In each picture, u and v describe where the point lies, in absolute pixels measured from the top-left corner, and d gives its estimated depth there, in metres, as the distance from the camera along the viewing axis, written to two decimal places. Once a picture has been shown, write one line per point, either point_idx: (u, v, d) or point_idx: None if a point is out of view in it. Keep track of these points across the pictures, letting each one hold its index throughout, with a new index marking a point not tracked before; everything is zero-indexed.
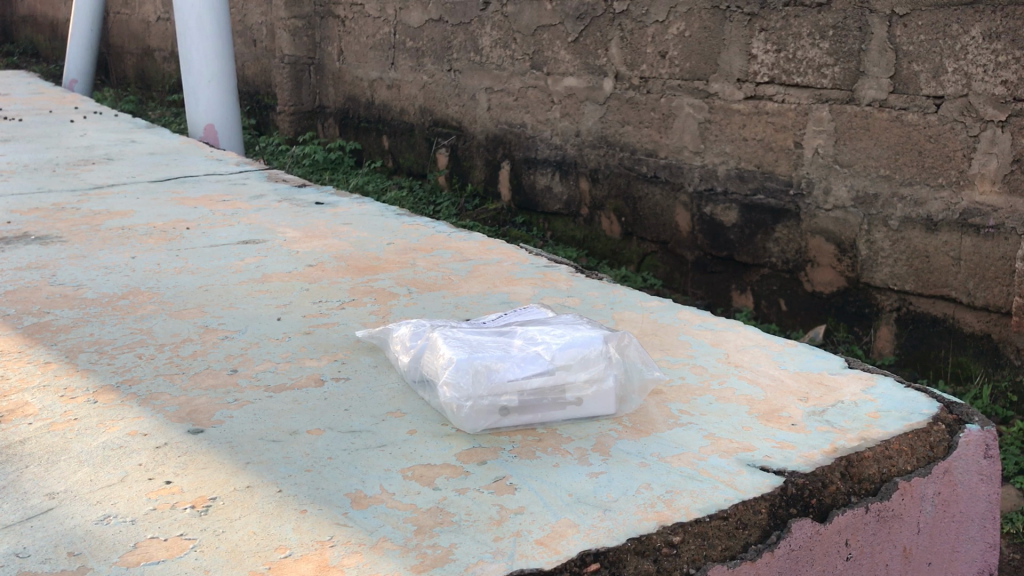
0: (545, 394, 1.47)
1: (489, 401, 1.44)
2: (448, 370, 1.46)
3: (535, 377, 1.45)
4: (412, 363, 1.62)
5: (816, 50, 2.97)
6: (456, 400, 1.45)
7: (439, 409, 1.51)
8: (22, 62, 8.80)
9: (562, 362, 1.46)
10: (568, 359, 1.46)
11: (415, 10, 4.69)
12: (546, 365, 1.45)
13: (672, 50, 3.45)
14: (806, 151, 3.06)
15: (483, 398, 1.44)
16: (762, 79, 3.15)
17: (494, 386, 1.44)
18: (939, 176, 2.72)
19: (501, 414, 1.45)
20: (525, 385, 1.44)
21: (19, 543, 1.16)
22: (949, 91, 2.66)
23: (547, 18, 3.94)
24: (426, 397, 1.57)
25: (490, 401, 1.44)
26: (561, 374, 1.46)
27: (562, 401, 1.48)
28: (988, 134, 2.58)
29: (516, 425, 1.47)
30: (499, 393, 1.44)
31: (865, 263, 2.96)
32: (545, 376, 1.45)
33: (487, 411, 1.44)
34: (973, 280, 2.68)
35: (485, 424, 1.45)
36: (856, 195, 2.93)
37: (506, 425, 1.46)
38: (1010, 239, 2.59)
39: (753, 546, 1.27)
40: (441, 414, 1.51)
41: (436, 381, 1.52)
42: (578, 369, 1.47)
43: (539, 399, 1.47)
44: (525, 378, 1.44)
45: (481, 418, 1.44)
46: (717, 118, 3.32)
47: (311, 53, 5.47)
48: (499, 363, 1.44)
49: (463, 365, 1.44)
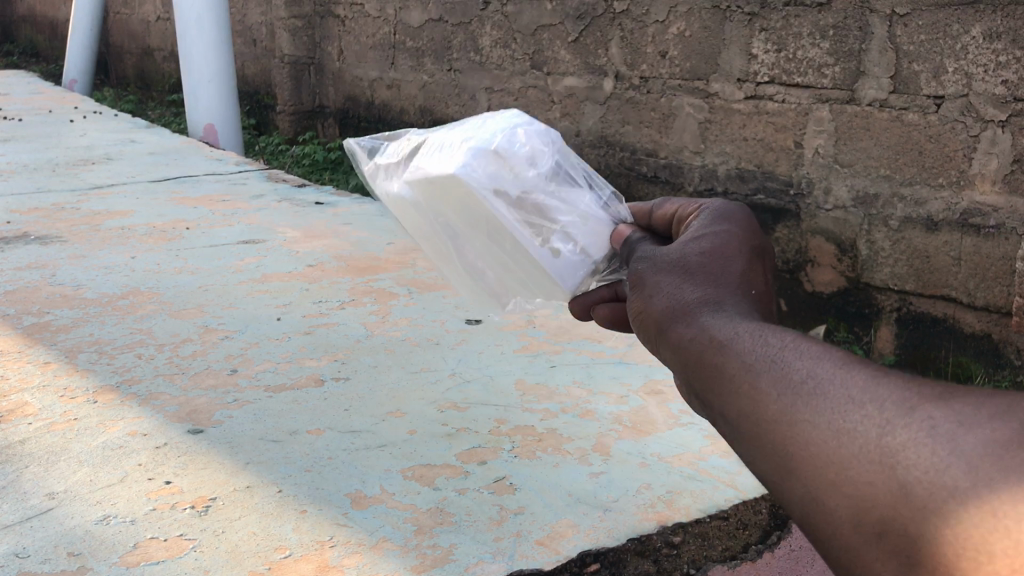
0: (535, 217, 1.09)
1: (487, 177, 1.05)
2: (472, 129, 1.09)
3: (551, 196, 1.08)
4: (409, 133, 1.17)
5: (816, 50, 2.68)
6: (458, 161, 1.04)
7: (417, 173, 1.09)
8: (23, 62, 8.74)
9: (582, 208, 1.09)
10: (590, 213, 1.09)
11: (416, 10, 4.47)
12: (570, 198, 1.09)
13: (673, 50, 3.12)
14: (806, 151, 2.76)
15: (484, 170, 1.05)
16: (762, 79, 2.85)
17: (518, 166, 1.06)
18: (939, 176, 2.44)
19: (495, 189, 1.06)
20: (533, 190, 1.08)
21: (18, 544, 1.15)
22: (950, 91, 2.39)
23: (547, 18, 3.63)
24: (389, 189, 1.16)
25: (489, 177, 1.05)
26: (567, 214, 1.09)
27: (539, 241, 1.09)
28: (988, 134, 2.32)
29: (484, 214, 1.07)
30: (504, 172, 1.06)
31: (865, 263, 2.65)
32: (561, 203, 1.09)
33: (475, 183, 1.05)
34: (973, 280, 2.41)
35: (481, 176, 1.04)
36: (856, 196, 2.63)
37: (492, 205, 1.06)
38: (1011, 239, 2.32)
39: (753, 546, 1.25)
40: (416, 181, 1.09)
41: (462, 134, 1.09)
42: (583, 228, 1.09)
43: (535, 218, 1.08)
44: (543, 186, 1.08)
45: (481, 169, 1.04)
46: (717, 118, 3.00)
47: (311, 53, 5.26)
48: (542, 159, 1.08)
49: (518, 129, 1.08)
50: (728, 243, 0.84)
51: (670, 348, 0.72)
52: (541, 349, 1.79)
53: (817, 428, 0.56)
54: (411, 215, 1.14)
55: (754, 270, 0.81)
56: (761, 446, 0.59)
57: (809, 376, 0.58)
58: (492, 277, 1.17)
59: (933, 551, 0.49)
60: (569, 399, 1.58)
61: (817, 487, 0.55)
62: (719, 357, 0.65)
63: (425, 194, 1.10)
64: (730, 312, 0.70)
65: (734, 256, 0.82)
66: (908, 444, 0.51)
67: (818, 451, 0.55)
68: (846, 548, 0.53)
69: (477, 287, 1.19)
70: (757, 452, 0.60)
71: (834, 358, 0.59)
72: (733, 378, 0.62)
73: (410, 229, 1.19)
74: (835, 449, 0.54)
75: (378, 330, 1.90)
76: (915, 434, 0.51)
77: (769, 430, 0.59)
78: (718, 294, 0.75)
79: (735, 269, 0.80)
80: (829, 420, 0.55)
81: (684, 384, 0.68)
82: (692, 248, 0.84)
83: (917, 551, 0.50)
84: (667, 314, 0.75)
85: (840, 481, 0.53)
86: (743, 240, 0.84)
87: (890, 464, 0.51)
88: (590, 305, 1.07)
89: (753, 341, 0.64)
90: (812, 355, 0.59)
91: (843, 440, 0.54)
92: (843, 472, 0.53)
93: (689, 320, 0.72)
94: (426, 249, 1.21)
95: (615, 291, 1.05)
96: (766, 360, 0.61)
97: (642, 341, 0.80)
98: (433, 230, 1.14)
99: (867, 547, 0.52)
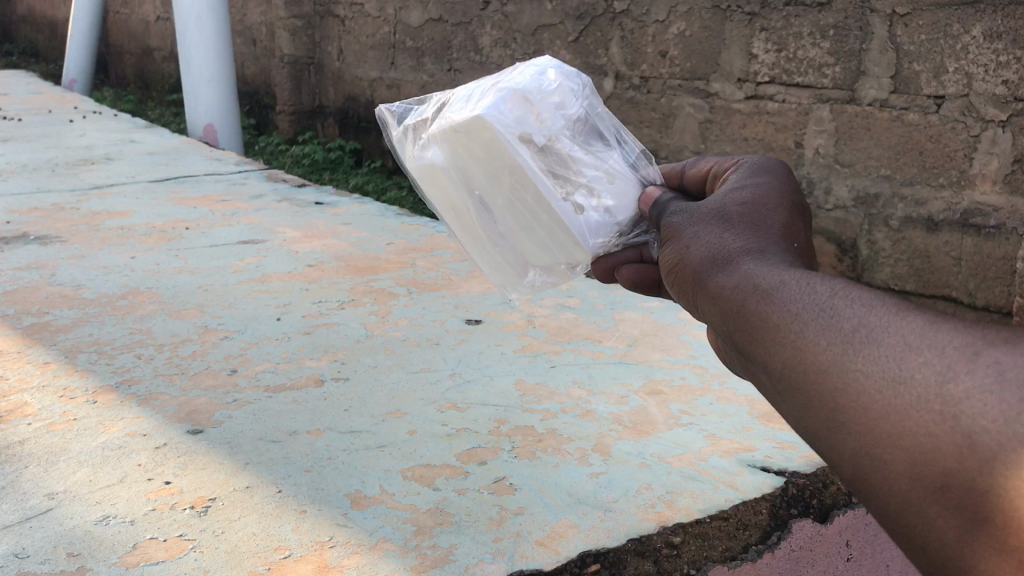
0: (559, 168, 1.08)
1: (515, 123, 1.04)
2: (499, 79, 1.09)
3: (577, 148, 1.09)
4: (434, 99, 1.17)
5: (816, 50, 2.62)
6: (485, 104, 1.03)
7: (442, 125, 1.07)
8: (23, 62, 8.70)
9: (608, 164, 1.09)
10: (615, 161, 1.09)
11: (416, 10, 4.30)
12: (597, 154, 1.10)
13: (673, 50, 3.03)
14: (806, 151, 2.70)
15: (511, 114, 1.04)
16: (762, 79, 2.78)
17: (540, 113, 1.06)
18: (940, 176, 2.42)
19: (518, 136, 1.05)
20: (560, 140, 1.07)
21: (18, 544, 1.15)
22: (950, 91, 2.36)
23: (546, 18, 3.48)
24: (415, 152, 1.14)
25: (516, 121, 1.04)
26: (593, 168, 1.08)
27: (563, 193, 1.08)
28: (988, 134, 2.30)
29: (508, 163, 1.06)
30: (531, 119, 1.06)
31: (866, 263, 2.62)
32: (587, 156, 1.09)
33: (502, 127, 1.03)
34: (973, 280, 2.38)
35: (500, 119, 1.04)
36: (856, 196, 2.60)
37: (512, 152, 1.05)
38: (1011, 238, 2.30)
39: (753, 546, 1.26)
40: (442, 133, 1.07)
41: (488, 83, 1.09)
42: (607, 185, 1.08)
43: (557, 166, 1.08)
44: (569, 138, 1.08)
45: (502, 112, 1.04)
46: (717, 117, 2.92)
47: (311, 53, 5.05)
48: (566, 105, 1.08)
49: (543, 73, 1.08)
50: (767, 195, 0.81)
51: (708, 299, 0.70)
52: (541, 349, 1.79)
53: (869, 377, 0.54)
54: (433, 178, 1.12)
55: (795, 222, 0.79)
56: (805, 397, 0.57)
57: (862, 324, 0.56)
58: (513, 242, 1.15)
59: (995, 505, 0.48)
60: (570, 399, 1.57)
61: (872, 441, 0.53)
62: (761, 300, 0.63)
63: (450, 148, 1.07)
64: (774, 260, 0.68)
65: (772, 206, 0.79)
66: (973, 394, 0.49)
67: (871, 401, 0.53)
68: (903, 500, 0.53)
69: (498, 253, 1.17)
70: (803, 405, 0.58)
71: (887, 304, 0.56)
72: (778, 327, 0.60)
73: (436, 203, 1.18)
74: (889, 401, 0.53)
75: (378, 330, 1.89)
76: (981, 381, 0.49)
77: (819, 378, 0.56)
78: (760, 241, 0.72)
79: (777, 220, 0.77)
80: (884, 369, 0.53)
81: (723, 335, 0.67)
82: (727, 195, 0.81)
83: (975, 506, 0.49)
84: (706, 264, 0.73)
85: (898, 435, 0.52)
86: (782, 192, 0.82)
87: (951, 414, 0.50)
88: (614, 266, 1.08)
89: (798, 288, 0.61)
90: (866, 303, 0.57)
91: (900, 390, 0.52)
92: (901, 422, 0.52)
93: (728, 267, 0.70)
94: (446, 218, 1.18)
95: (641, 253, 1.06)
96: (813, 308, 0.59)
97: (675, 292, 0.78)
98: (457, 193, 1.12)
99: (925, 501, 0.52)
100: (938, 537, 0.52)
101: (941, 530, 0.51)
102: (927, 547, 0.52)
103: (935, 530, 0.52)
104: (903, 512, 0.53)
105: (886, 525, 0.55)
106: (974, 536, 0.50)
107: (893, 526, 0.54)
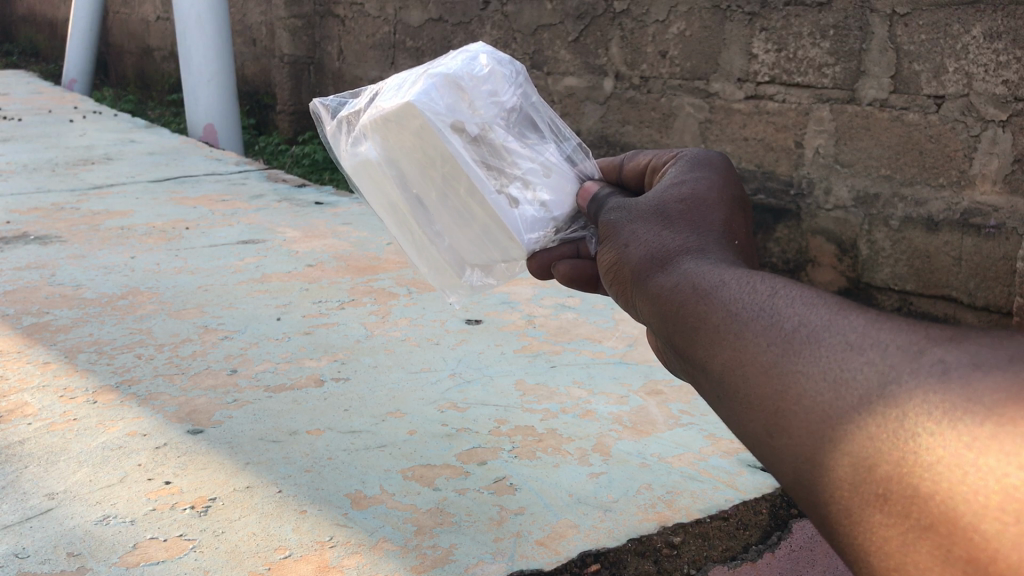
0: (493, 160, 1.05)
1: (446, 110, 1.01)
2: (429, 66, 1.06)
3: (511, 139, 1.06)
4: (365, 90, 1.13)
5: (816, 50, 2.54)
6: (414, 91, 1.00)
7: (372, 114, 1.03)
8: (23, 62, 8.63)
9: (544, 157, 1.07)
10: (551, 159, 1.07)
11: (416, 9, 4.19)
12: (532, 147, 1.08)
13: (673, 49, 2.94)
14: (806, 151, 2.63)
15: (443, 102, 1.01)
16: (762, 79, 2.70)
17: (474, 101, 1.04)
18: (939, 176, 2.34)
19: (452, 124, 1.02)
20: (494, 130, 1.05)
21: (18, 544, 1.15)
22: (950, 91, 2.28)
23: (547, 17, 3.38)
24: (347, 143, 1.10)
25: (448, 109, 1.01)
26: (528, 161, 1.06)
27: (497, 185, 1.05)
28: (988, 134, 2.23)
29: (441, 153, 1.02)
30: (464, 108, 1.03)
31: (866, 263, 2.53)
32: (521, 148, 1.06)
33: (432, 114, 1.00)
34: (973, 280, 2.30)
35: (434, 102, 1.01)
36: (857, 196, 2.52)
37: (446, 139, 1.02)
38: (1012, 239, 2.23)
39: (753, 546, 1.24)
40: (371, 123, 1.03)
41: (422, 71, 1.06)
42: (544, 179, 1.06)
43: (492, 159, 1.05)
44: (502, 128, 1.06)
45: (436, 98, 1.01)
46: (717, 117, 2.84)
47: (311, 53, 4.94)
48: (501, 96, 1.06)
49: (478, 59, 1.06)
50: (706, 194, 0.80)
51: (651, 301, 0.68)
52: (540, 349, 1.79)
53: (811, 378, 0.51)
54: (364, 171, 1.08)
55: (734, 221, 0.79)
56: (746, 400, 0.54)
57: (804, 324, 0.53)
58: (447, 241, 1.11)
59: (937, 511, 0.43)
60: (569, 399, 1.57)
61: (814, 446, 0.50)
62: (698, 299, 0.61)
63: (381, 139, 1.04)
64: (713, 261, 0.67)
65: (716, 209, 0.79)
66: (915, 394, 0.46)
67: (813, 404, 0.50)
68: (842, 508, 0.48)
69: (433, 253, 1.12)
70: (744, 411, 0.55)
71: (827, 303, 0.54)
72: (717, 329, 0.58)
73: (372, 201, 1.13)
74: (830, 403, 0.49)
75: (378, 330, 1.89)
76: (925, 380, 0.46)
77: (758, 385, 0.53)
78: (702, 242, 0.71)
79: (714, 220, 0.77)
80: (825, 370, 0.50)
81: (666, 337, 0.64)
82: (673, 197, 0.81)
83: (917, 512, 0.44)
84: (648, 266, 0.72)
85: (839, 439, 0.48)
86: (724, 190, 0.82)
87: (893, 414, 0.46)
88: (550, 262, 1.05)
89: (739, 287, 0.59)
90: (803, 302, 0.55)
91: (842, 391, 0.49)
92: (841, 425, 0.48)
93: (669, 270, 0.68)
94: (380, 215, 1.13)
95: (576, 248, 1.04)
96: (753, 308, 0.56)
97: (620, 295, 0.77)
98: (389, 187, 1.08)
99: (865, 509, 0.46)
100: (880, 549, 0.46)
101: (883, 540, 0.46)
102: (869, 560, 0.47)
103: (876, 541, 0.46)
104: (845, 522, 0.48)
105: (828, 538, 0.50)
106: (917, 548, 0.44)
107: (835, 540, 0.49)
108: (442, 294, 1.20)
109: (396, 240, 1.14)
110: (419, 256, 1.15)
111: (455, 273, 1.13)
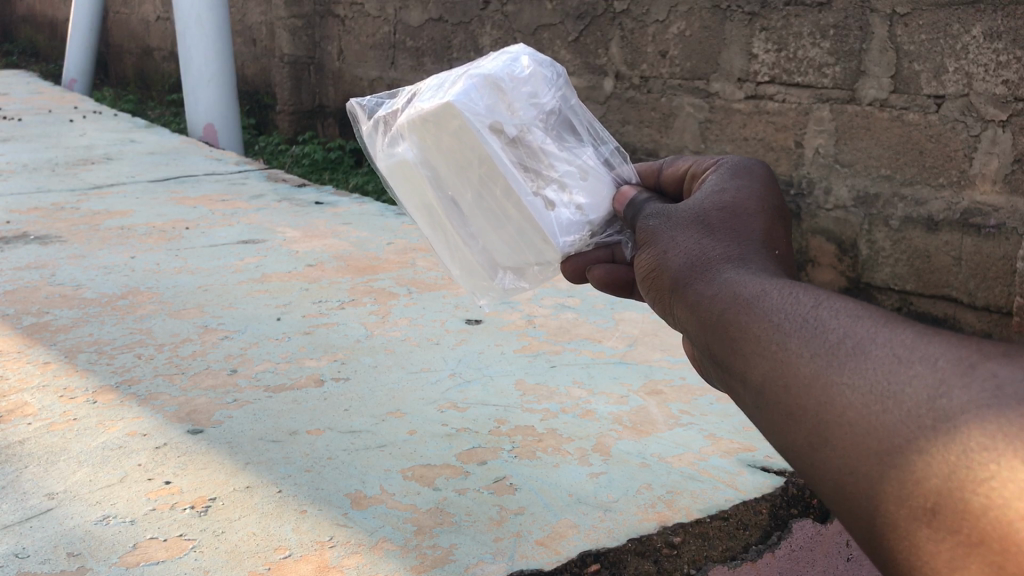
0: (530, 162, 1.05)
1: (485, 111, 1.02)
2: (470, 67, 1.06)
3: (549, 141, 1.06)
4: (404, 92, 1.13)
5: (816, 50, 2.54)
6: (454, 91, 1.01)
7: (410, 114, 1.03)
8: (23, 62, 8.63)
9: (582, 160, 1.07)
10: (590, 160, 1.07)
11: (416, 9, 4.19)
12: (570, 149, 1.07)
13: (673, 49, 2.94)
14: (806, 151, 2.63)
15: (481, 102, 1.02)
16: (762, 79, 2.70)
17: (513, 102, 1.04)
18: (939, 176, 2.34)
19: (491, 123, 1.02)
20: (532, 132, 1.05)
21: (18, 544, 1.15)
22: (950, 91, 2.28)
23: (547, 17, 3.38)
24: (383, 143, 1.10)
25: (486, 110, 1.02)
26: (565, 163, 1.06)
27: (533, 187, 1.05)
28: (988, 134, 2.23)
29: (478, 153, 1.02)
30: (502, 109, 1.04)
31: (866, 263, 2.53)
32: (559, 151, 1.06)
33: (471, 115, 1.01)
34: (973, 280, 2.30)
35: (474, 101, 1.01)
36: (857, 195, 2.52)
37: (485, 138, 1.02)
38: (1011, 239, 2.22)
39: (753, 546, 1.24)
40: (409, 123, 1.03)
41: (463, 73, 1.07)
42: (580, 181, 1.06)
43: (530, 160, 1.05)
44: (540, 130, 1.06)
45: (475, 97, 1.02)
46: (717, 117, 2.84)
47: (311, 53, 4.93)
48: (541, 97, 1.06)
49: (518, 61, 1.07)
50: (745, 203, 0.80)
51: (688, 309, 0.68)
52: (541, 349, 1.79)
53: (856, 391, 0.50)
54: (399, 173, 1.08)
55: (773, 232, 0.78)
56: (787, 412, 0.55)
57: (849, 336, 0.53)
58: (481, 243, 1.10)
59: (992, 530, 0.43)
60: (570, 399, 1.57)
61: (858, 459, 0.50)
62: (739, 310, 0.61)
63: (418, 140, 1.04)
64: (753, 271, 0.66)
65: (756, 219, 0.78)
66: (968, 409, 0.46)
67: (857, 416, 0.50)
68: (889, 522, 0.48)
69: (467, 255, 1.12)
70: (785, 422, 0.55)
71: (873, 317, 0.54)
72: (760, 339, 0.58)
73: (407, 204, 1.13)
74: (876, 416, 0.49)
75: (378, 330, 1.89)
76: (977, 396, 0.46)
77: (802, 398, 0.53)
78: (743, 253, 0.71)
79: (754, 231, 0.76)
80: (871, 382, 0.50)
81: (704, 346, 0.64)
82: (709, 205, 0.80)
83: (968, 528, 0.44)
84: (687, 273, 0.71)
85: (887, 453, 0.48)
86: (762, 200, 0.81)
87: (944, 429, 0.46)
88: (584, 266, 1.05)
89: (781, 298, 0.59)
90: (849, 315, 0.54)
91: (889, 405, 0.49)
92: (890, 440, 0.48)
93: (708, 280, 0.68)
94: (414, 216, 1.13)
95: (612, 252, 1.03)
96: (796, 320, 0.56)
97: (656, 302, 0.77)
98: (424, 188, 1.08)
99: (915, 524, 0.47)
100: (928, 563, 0.46)
101: (932, 555, 0.46)
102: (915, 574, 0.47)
103: (925, 556, 0.46)
104: (892, 537, 0.48)
105: (873, 553, 0.50)
106: (966, 565, 0.44)
107: (881, 553, 0.49)
108: (474, 299, 1.20)
109: (430, 243, 1.13)
110: (452, 259, 1.15)
111: (488, 276, 1.12)
